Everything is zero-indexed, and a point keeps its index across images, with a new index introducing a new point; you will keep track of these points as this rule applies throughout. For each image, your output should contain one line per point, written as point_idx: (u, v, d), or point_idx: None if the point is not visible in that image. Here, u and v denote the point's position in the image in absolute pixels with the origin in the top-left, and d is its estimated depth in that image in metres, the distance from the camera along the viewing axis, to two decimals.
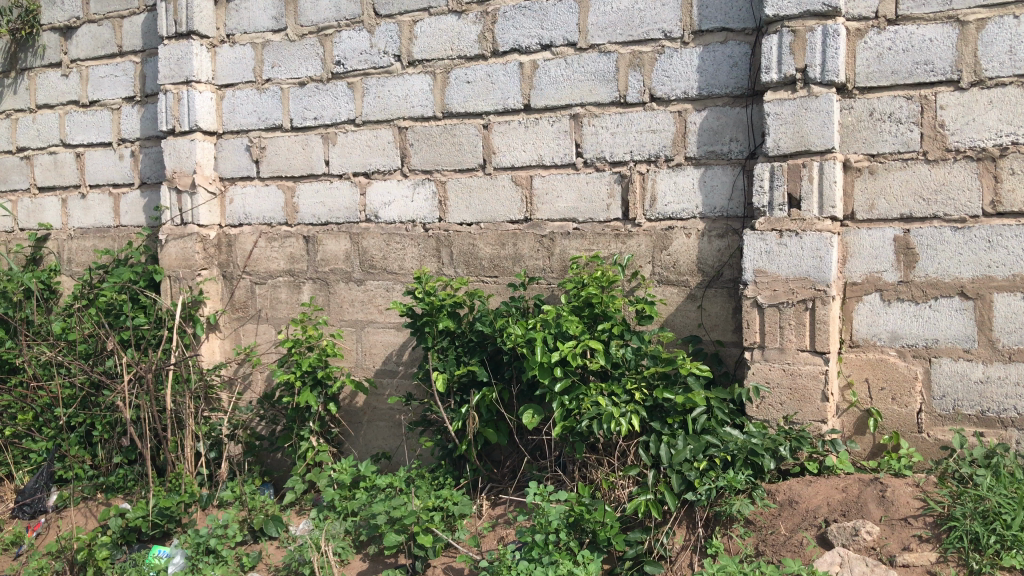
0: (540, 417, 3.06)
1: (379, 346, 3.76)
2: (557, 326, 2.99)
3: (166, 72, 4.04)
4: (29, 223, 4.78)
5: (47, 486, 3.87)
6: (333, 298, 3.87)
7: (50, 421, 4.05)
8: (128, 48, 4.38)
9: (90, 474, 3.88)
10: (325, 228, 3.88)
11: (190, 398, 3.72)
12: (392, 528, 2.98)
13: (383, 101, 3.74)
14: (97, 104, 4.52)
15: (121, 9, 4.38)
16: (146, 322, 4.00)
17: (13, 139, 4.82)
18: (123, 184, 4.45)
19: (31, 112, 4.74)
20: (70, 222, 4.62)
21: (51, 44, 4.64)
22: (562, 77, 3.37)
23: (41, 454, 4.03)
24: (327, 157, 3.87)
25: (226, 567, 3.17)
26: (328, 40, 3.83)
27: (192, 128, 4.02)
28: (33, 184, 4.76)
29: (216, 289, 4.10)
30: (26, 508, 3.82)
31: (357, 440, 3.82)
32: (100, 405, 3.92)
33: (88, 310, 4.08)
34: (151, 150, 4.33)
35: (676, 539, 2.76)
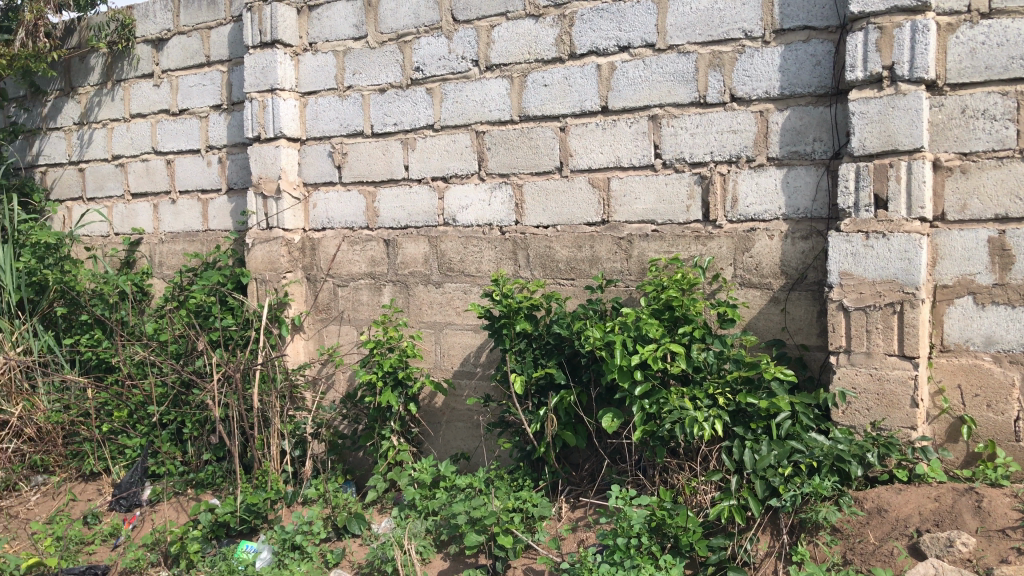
0: (619, 421, 3.06)
1: (457, 348, 3.80)
2: (636, 329, 2.98)
3: (252, 80, 4.15)
4: (123, 227, 4.98)
5: (141, 481, 4.03)
6: (412, 300, 3.93)
7: (144, 418, 4.22)
8: (215, 58, 4.52)
9: (181, 470, 4.03)
10: (405, 232, 3.95)
11: (276, 397, 3.83)
12: (472, 528, 3.02)
13: (461, 105, 3.78)
14: (187, 112, 4.68)
15: (210, 20, 4.53)
16: (235, 324, 4.13)
17: (108, 147, 5.01)
18: (211, 190, 4.60)
19: (125, 121, 4.93)
20: (161, 227, 4.80)
21: (144, 56, 4.82)
22: (640, 78, 3.36)
23: (136, 450, 4.19)
24: (407, 162, 3.93)
25: (311, 562, 3.27)
26: (407, 47, 3.90)
27: (277, 134, 4.12)
28: (127, 190, 4.95)
29: (301, 292, 4.21)
30: (123, 501, 3.95)
31: (437, 441, 3.87)
32: (191, 404, 4.07)
33: (179, 311, 4.23)
34: (238, 156, 4.46)
35: (761, 545, 2.72)
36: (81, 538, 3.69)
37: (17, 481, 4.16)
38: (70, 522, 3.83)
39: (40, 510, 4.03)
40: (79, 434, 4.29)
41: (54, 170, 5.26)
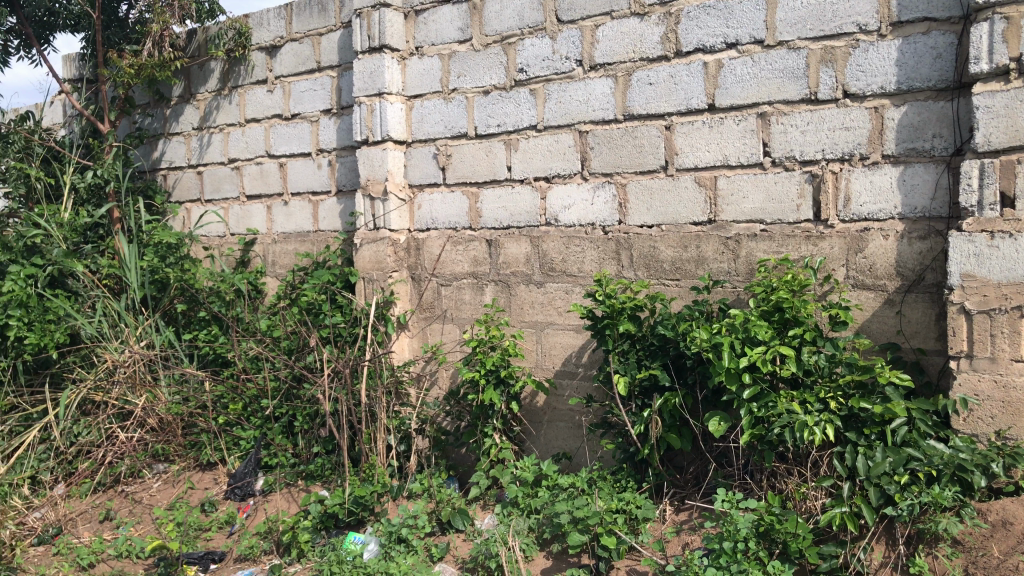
0: (727, 424, 3.02)
1: (559, 347, 3.81)
2: (745, 331, 2.94)
3: (361, 85, 4.27)
4: (239, 228, 5.20)
5: (255, 472, 4.18)
6: (514, 300, 3.96)
7: (257, 411, 4.39)
8: (326, 63, 4.67)
9: (292, 461, 4.18)
10: (507, 232, 3.98)
11: (382, 393, 3.93)
12: (575, 528, 3.04)
13: (564, 106, 3.79)
14: (298, 117, 4.84)
15: (320, 27, 4.68)
16: (344, 321, 4.26)
17: (224, 151, 5.23)
18: (321, 191, 4.75)
19: (240, 125, 5.14)
20: (274, 228, 4.99)
21: (259, 63, 5.01)
22: (749, 75, 3.29)
23: (250, 442, 4.36)
24: (510, 163, 3.96)
25: (416, 555, 3.33)
26: (511, 48, 3.93)
27: (384, 137, 4.22)
28: (242, 192, 5.16)
29: (406, 290, 4.30)
30: (237, 491, 4.11)
31: (538, 440, 3.89)
32: (301, 398, 4.21)
33: (292, 308, 4.39)
34: (347, 159, 4.60)
35: (874, 555, 2.64)
36: (199, 524, 3.87)
37: (140, 469, 4.41)
38: (189, 509, 4.03)
39: (162, 496, 4.25)
40: (197, 425, 4.49)
41: (175, 174, 5.52)
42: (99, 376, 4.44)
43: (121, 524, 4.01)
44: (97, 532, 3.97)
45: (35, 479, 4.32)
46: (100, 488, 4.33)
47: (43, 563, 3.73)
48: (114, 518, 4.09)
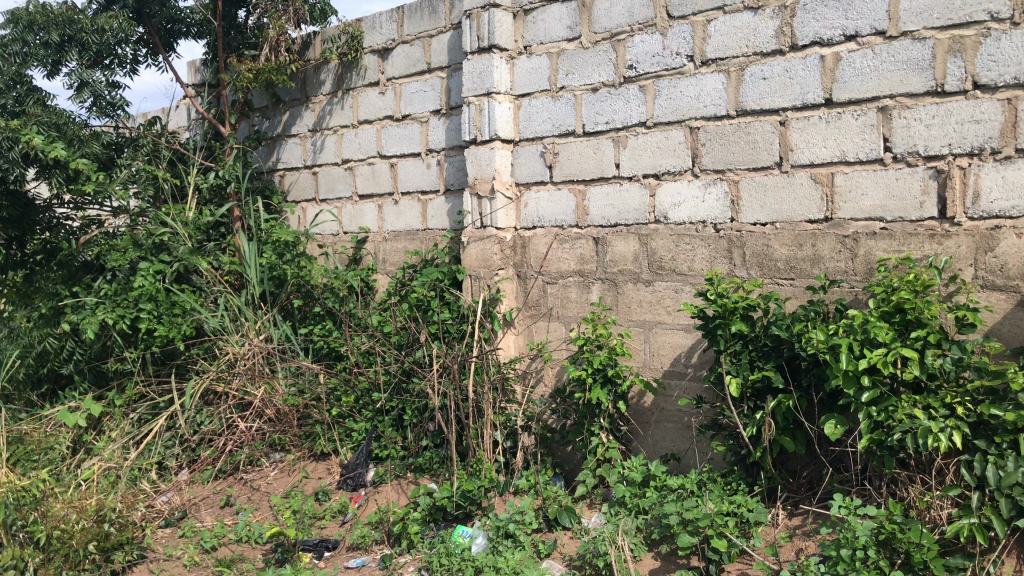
0: (843, 428, 2.93)
1: (668, 347, 3.77)
2: (863, 332, 2.84)
3: (470, 85, 4.33)
4: (351, 226, 5.35)
5: (366, 463, 4.31)
6: (622, 298, 3.94)
7: (368, 404, 4.51)
8: (436, 64, 4.75)
9: (401, 454, 4.27)
10: (615, 230, 3.97)
11: (489, 389, 3.97)
12: (684, 529, 3.01)
13: (675, 102, 3.74)
14: (409, 117, 4.94)
15: (431, 29, 4.76)
16: (451, 317, 4.33)
17: (338, 152, 5.38)
18: (430, 191, 4.84)
19: (353, 127, 5.28)
20: (385, 226, 5.11)
21: (371, 65, 5.14)
22: (869, 67, 3.18)
23: (361, 433, 4.48)
24: (618, 160, 3.94)
25: (524, 551, 3.37)
26: (621, 45, 3.91)
27: (492, 136, 4.26)
28: (355, 192, 5.31)
29: (513, 288, 4.33)
30: (349, 481, 4.26)
31: (646, 440, 3.86)
32: (411, 392, 4.30)
33: (402, 305, 4.49)
34: (455, 158, 4.66)
35: (1005, 568, 2.55)
36: (314, 513, 4.01)
37: (258, 457, 4.60)
38: (304, 497, 4.17)
39: (278, 484, 4.42)
40: (311, 416, 4.63)
41: (292, 174, 5.73)
42: (220, 367, 4.64)
43: (241, 510, 4.19)
44: (218, 517, 4.17)
45: (161, 465, 4.56)
46: (221, 475, 4.54)
47: (170, 544, 3.96)
48: (233, 504, 4.28)
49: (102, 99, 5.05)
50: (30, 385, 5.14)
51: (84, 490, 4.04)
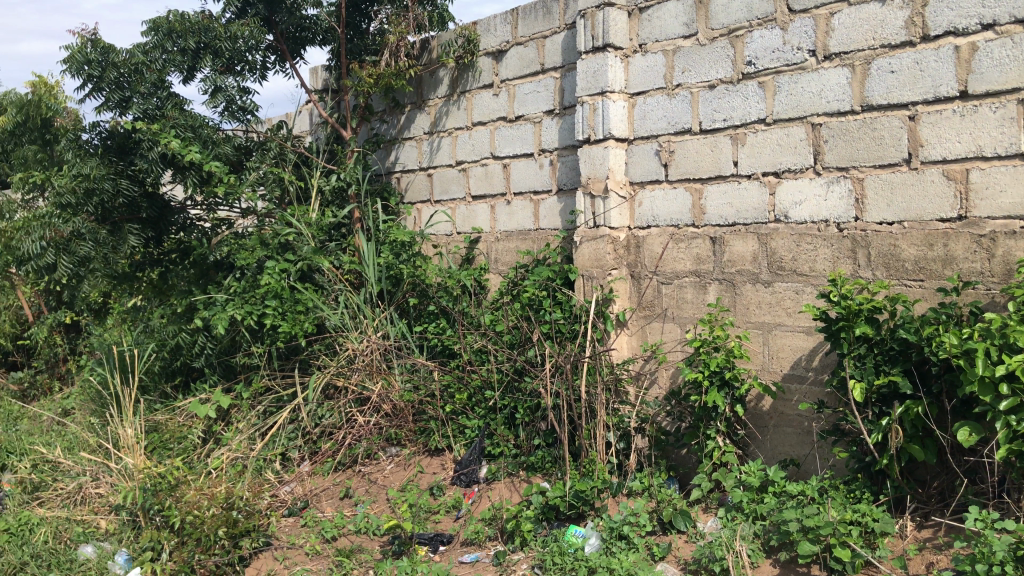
0: (978, 437, 2.79)
1: (787, 350, 3.68)
2: (1002, 336, 2.70)
3: (584, 85, 4.32)
4: (465, 227, 5.43)
5: (479, 459, 4.35)
6: (739, 299, 3.86)
7: (481, 401, 4.56)
8: (550, 65, 4.77)
9: (513, 452, 4.31)
10: (733, 229, 3.89)
11: (602, 389, 3.96)
12: (805, 537, 2.93)
13: (796, 97, 3.64)
14: (522, 118, 4.98)
15: (545, 30, 4.79)
16: (564, 317, 4.34)
17: (452, 154, 5.48)
18: (543, 190, 4.86)
19: (468, 128, 5.36)
20: (498, 226, 5.16)
21: (485, 67, 5.21)
22: (1009, 57, 3.02)
23: (474, 430, 4.54)
24: (736, 158, 3.87)
25: (637, 553, 3.35)
26: (739, 41, 3.84)
27: (606, 135, 4.25)
28: (468, 192, 5.39)
29: (626, 289, 4.31)
30: (463, 477, 4.31)
31: (764, 445, 3.77)
32: (523, 391, 4.33)
33: (514, 304, 4.53)
34: (568, 158, 4.67)
35: None
36: (429, 507, 4.10)
37: (376, 451, 4.73)
38: (419, 492, 4.27)
39: (394, 478, 4.53)
40: (426, 412, 4.72)
41: (408, 176, 5.86)
42: (340, 362, 4.79)
43: (359, 502, 4.33)
44: (338, 508, 4.32)
45: (285, 456, 4.75)
46: (341, 467, 4.69)
47: (293, 532, 4.13)
48: (352, 496, 4.42)
49: (233, 105, 5.29)
50: (165, 376, 5.54)
51: (214, 477, 4.26)
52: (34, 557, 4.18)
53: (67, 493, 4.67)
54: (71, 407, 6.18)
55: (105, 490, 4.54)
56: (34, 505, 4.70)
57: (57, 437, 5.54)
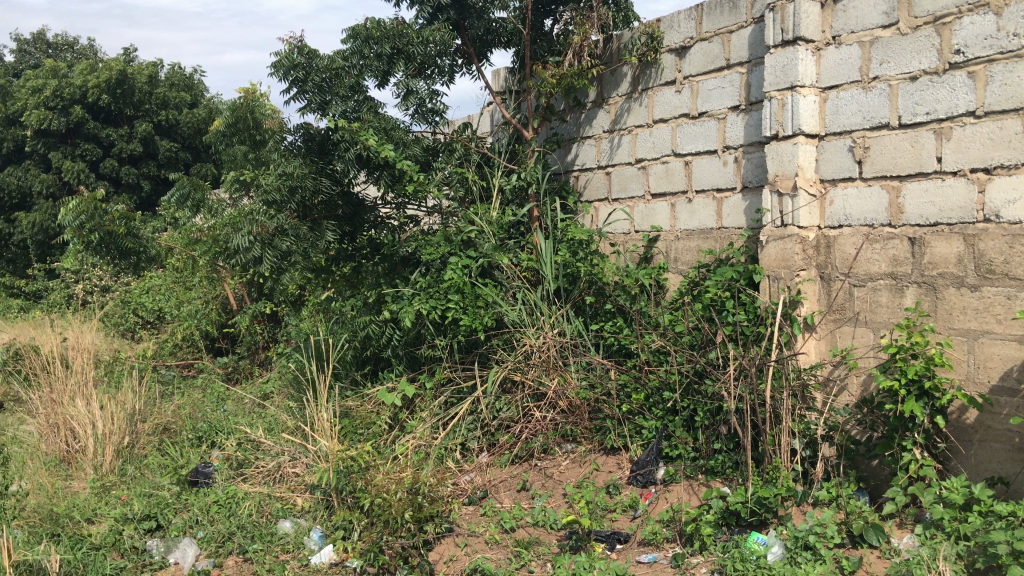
0: None
1: (996, 360, 3.43)
2: None
3: (773, 79, 4.19)
4: (644, 225, 5.40)
5: (657, 460, 4.32)
6: (941, 304, 3.63)
7: (659, 402, 4.51)
8: (736, 60, 4.66)
9: (692, 455, 4.25)
10: (935, 229, 3.66)
11: (788, 394, 3.83)
12: (1017, 561, 2.73)
13: (1011, 88, 3.38)
14: (706, 115, 4.89)
15: (731, 24, 4.68)
16: (747, 319, 4.23)
17: (632, 152, 5.46)
18: (726, 189, 4.76)
19: (649, 126, 5.32)
20: (678, 225, 5.10)
21: (668, 64, 5.15)
22: None
23: (652, 431, 4.50)
24: (940, 154, 3.63)
25: (825, 565, 3.22)
26: (945, 29, 3.60)
27: (796, 131, 4.10)
28: (648, 190, 5.35)
29: (815, 290, 4.14)
30: (640, 477, 4.28)
31: (968, 460, 3.53)
32: (703, 393, 4.27)
33: (695, 304, 4.46)
34: (754, 155, 4.54)
35: None
36: (606, 505, 4.12)
37: (552, 446, 4.78)
38: (596, 489, 4.29)
39: (570, 474, 4.57)
40: (602, 411, 4.73)
41: (586, 174, 5.89)
42: (518, 358, 4.87)
43: (537, 495, 4.41)
44: (516, 500, 4.42)
45: (465, 447, 4.91)
46: (518, 460, 4.80)
47: (473, 521, 4.28)
48: (529, 489, 4.51)
49: (423, 107, 5.51)
50: (356, 365, 5.86)
51: (401, 462, 4.46)
52: (240, 528, 4.55)
53: (268, 471, 5.04)
54: (270, 391, 6.67)
55: (301, 470, 4.87)
56: (239, 480, 5.11)
57: (259, 418, 5.99)
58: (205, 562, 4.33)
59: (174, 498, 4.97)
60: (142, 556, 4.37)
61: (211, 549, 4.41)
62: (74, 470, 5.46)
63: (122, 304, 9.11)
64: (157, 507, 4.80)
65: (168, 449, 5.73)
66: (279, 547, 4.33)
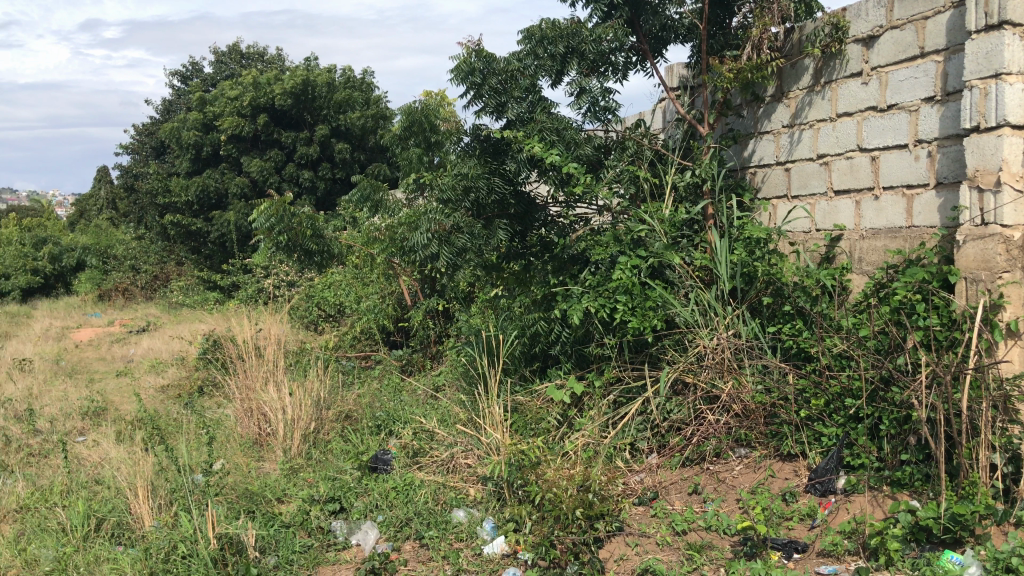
0: None
1: None
2: None
3: (974, 68, 3.93)
4: (825, 224, 5.18)
5: (837, 469, 4.13)
6: None
7: (841, 409, 4.32)
8: (930, 48, 4.39)
9: (876, 465, 4.04)
10: None
11: (988, 405, 3.57)
12: None
13: None
14: (896, 107, 4.63)
15: (926, 10, 4.42)
16: (940, 323, 3.98)
17: (813, 147, 5.25)
18: (918, 185, 4.49)
19: (832, 120, 5.10)
20: (863, 223, 4.86)
21: (854, 55, 4.91)
22: None
23: (832, 439, 4.31)
24: None
25: None
26: None
27: (1000, 123, 3.81)
28: (830, 187, 5.13)
29: (1018, 293, 3.86)
30: (818, 486, 4.12)
31: None
32: (890, 400, 4.04)
33: (883, 307, 4.22)
34: (950, 149, 4.27)
35: None
36: (782, 512, 3.99)
37: (725, 450, 4.68)
38: (771, 496, 4.17)
39: (743, 479, 4.46)
40: (778, 415, 4.57)
41: (763, 171, 5.71)
42: (690, 359, 4.77)
43: (709, 499, 4.33)
44: (687, 503, 4.36)
45: (634, 446, 4.91)
46: (688, 463, 4.73)
47: (644, 521, 4.26)
48: (701, 492, 4.43)
49: (597, 106, 5.51)
50: (526, 361, 5.96)
51: (571, 459, 4.50)
52: (417, 514, 4.74)
53: (442, 461, 5.20)
54: (443, 383, 6.89)
55: (473, 461, 5.01)
56: (415, 469, 5.30)
57: (433, 410, 6.20)
58: (384, 545, 4.52)
59: (356, 482, 5.24)
60: (327, 536, 4.64)
61: (390, 533, 4.61)
62: (267, 452, 5.88)
63: (306, 298, 9.69)
64: (341, 490, 5.08)
65: (349, 436, 6.04)
66: (453, 535, 4.47)
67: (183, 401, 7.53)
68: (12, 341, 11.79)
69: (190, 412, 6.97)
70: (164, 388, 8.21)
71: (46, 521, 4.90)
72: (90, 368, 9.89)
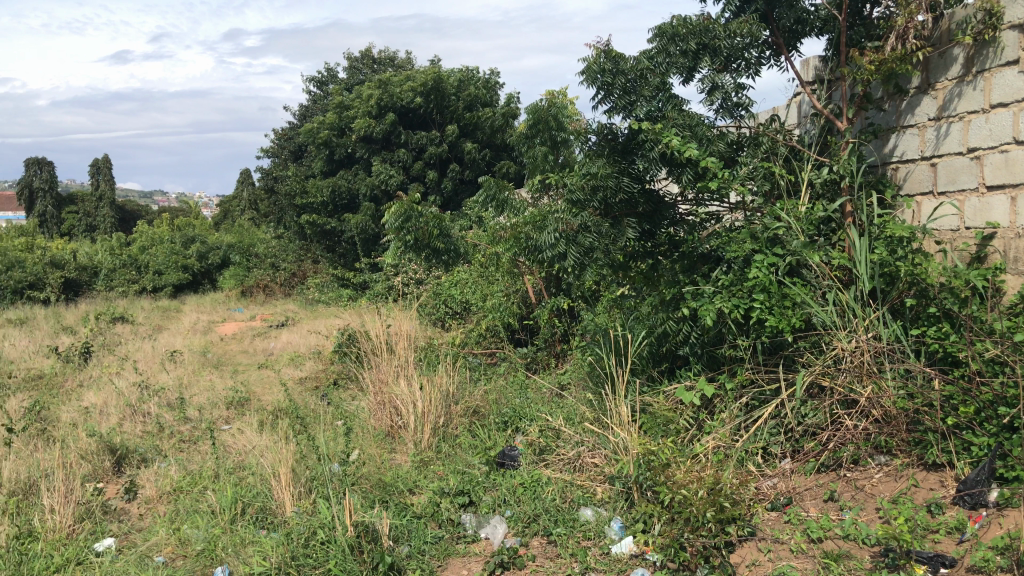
0: None
1: None
2: None
3: None
4: (976, 221, 4.90)
5: (988, 481, 3.89)
6: None
7: (993, 418, 4.05)
8: None
9: None
10: None
11: None
12: None
13: None
14: None
15: None
16: None
17: (964, 140, 4.97)
18: None
19: (985, 112, 4.82)
20: (1019, 221, 4.58)
21: (1011, 42, 4.61)
22: None
23: (982, 449, 4.05)
24: None
25: None
26: None
27: None
28: (983, 183, 4.86)
29: None
30: (967, 498, 3.90)
31: None
32: None
33: None
34: None
35: None
36: (927, 524, 3.81)
37: (864, 458, 4.51)
38: (915, 507, 3.99)
39: (884, 488, 4.28)
40: (923, 423, 4.35)
41: (907, 167, 5.44)
42: (827, 362, 4.62)
43: (846, 507, 4.17)
44: (823, 510, 4.22)
45: (766, 450, 4.81)
46: (824, 469, 4.59)
47: (777, 527, 4.15)
48: (837, 499, 4.28)
49: (729, 102, 5.41)
50: (653, 361, 5.92)
51: (702, 462, 4.44)
52: (545, 511, 4.77)
53: (569, 459, 5.22)
54: (568, 382, 6.91)
55: (600, 461, 5.00)
56: (542, 466, 5.35)
57: (559, 407, 6.24)
58: (513, 540, 4.57)
59: (484, 477, 5.33)
60: (458, 528, 4.76)
61: (518, 528, 4.66)
62: (398, 444, 6.07)
63: (434, 296, 9.92)
64: (470, 484, 5.18)
65: (477, 432, 6.14)
66: (581, 533, 4.49)
67: (319, 394, 7.85)
68: (164, 334, 12.61)
69: (326, 405, 7.26)
70: (302, 380, 8.59)
71: (198, 504, 5.23)
72: (234, 361, 10.45)
